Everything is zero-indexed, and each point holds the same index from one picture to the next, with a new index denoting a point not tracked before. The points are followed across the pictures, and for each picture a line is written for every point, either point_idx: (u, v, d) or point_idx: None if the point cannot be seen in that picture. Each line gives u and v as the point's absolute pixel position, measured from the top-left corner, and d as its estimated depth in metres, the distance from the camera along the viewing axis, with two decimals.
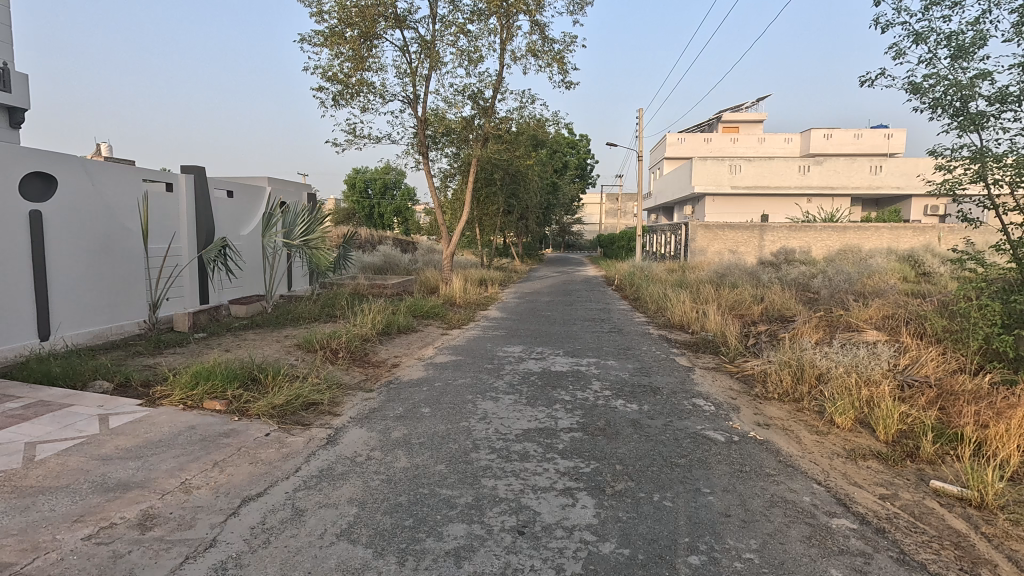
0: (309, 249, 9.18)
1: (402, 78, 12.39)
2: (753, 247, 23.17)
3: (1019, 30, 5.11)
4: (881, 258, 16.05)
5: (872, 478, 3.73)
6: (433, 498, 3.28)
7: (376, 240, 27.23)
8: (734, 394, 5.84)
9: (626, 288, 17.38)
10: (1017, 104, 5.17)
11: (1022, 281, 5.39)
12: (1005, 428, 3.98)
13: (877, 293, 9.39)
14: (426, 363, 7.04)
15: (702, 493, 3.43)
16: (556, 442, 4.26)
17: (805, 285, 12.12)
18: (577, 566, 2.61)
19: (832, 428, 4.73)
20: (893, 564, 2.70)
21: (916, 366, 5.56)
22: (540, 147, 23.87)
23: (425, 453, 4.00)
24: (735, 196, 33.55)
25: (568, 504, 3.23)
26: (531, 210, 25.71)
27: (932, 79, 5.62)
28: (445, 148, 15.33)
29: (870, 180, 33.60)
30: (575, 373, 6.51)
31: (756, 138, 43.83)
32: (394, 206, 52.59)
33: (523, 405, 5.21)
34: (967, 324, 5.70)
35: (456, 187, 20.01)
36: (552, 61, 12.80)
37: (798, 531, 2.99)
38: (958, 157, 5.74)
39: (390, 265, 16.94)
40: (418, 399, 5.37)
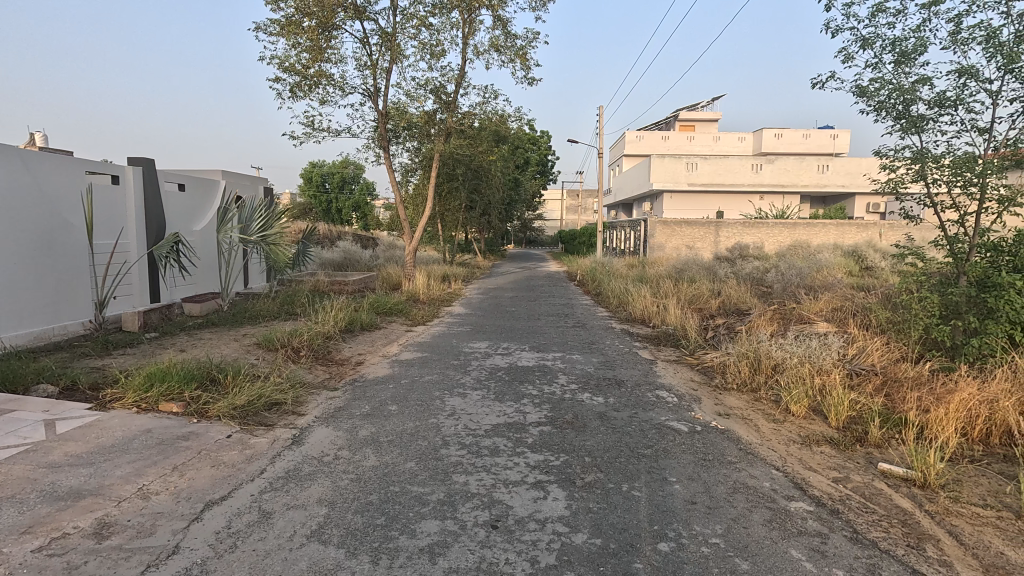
0: (267, 245, 8.93)
1: (361, 70, 12.20)
2: (709, 242, 23.74)
3: (955, 38, 5.44)
4: (828, 254, 16.71)
5: (825, 462, 3.92)
6: (404, 496, 3.26)
7: (336, 236, 26.72)
8: (695, 385, 6.03)
9: (588, 283, 17.58)
10: (954, 108, 5.51)
11: (957, 275, 5.77)
12: (945, 411, 4.25)
13: (825, 287, 9.83)
14: (391, 360, 6.96)
15: (668, 482, 3.53)
16: (526, 436, 4.30)
17: (759, 279, 12.55)
18: (551, 558, 2.65)
19: (788, 416, 4.95)
20: (846, 543, 2.85)
21: (863, 356, 5.86)
22: (502, 142, 23.90)
23: (394, 451, 3.96)
24: (691, 193, 34.40)
25: (540, 497, 3.28)
26: (492, 206, 25.71)
27: (877, 82, 5.93)
28: (406, 143, 15.15)
29: (818, 178, 34.96)
30: (541, 368, 6.57)
31: (711, 137, 45.06)
32: (353, 200, 51.62)
33: (492, 400, 5.22)
34: (908, 314, 6.04)
35: (418, 181, 19.83)
36: (515, 56, 12.83)
37: (759, 515, 3.13)
38: (901, 158, 6.08)
39: (350, 261, 16.65)
40: (384, 397, 5.31)
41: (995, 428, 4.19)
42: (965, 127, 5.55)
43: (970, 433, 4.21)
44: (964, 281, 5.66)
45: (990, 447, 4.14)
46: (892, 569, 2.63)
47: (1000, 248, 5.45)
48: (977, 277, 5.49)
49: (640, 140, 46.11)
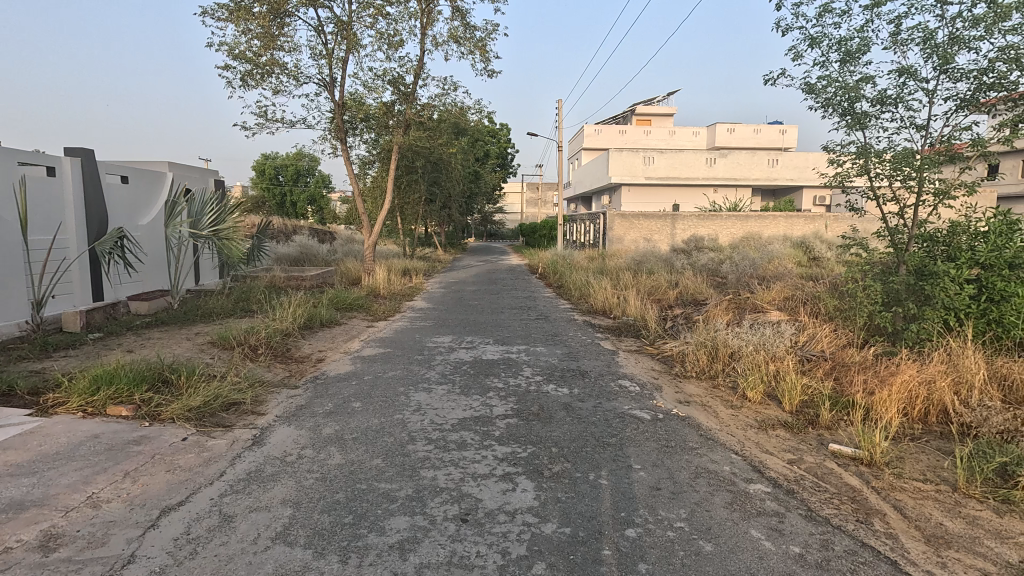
0: (219, 240, 8.60)
1: (316, 59, 11.87)
2: (666, 235, 24.24)
3: (895, 38, 5.72)
4: (777, 245, 17.35)
5: (780, 445, 4.09)
6: (372, 493, 3.22)
7: (292, 231, 25.96)
8: (656, 374, 6.19)
9: (549, 275, 17.72)
10: (894, 106, 5.81)
11: (897, 264, 6.11)
12: (888, 393, 4.50)
13: (777, 277, 10.21)
14: (353, 357, 6.84)
15: (633, 470, 3.61)
16: (493, 429, 4.31)
17: (714, 270, 12.92)
18: (522, 548, 2.67)
19: (744, 402, 5.13)
20: (802, 521, 2.99)
21: (813, 342, 6.13)
22: (462, 135, 23.77)
23: (360, 448, 3.89)
24: (648, 187, 35.08)
25: (509, 489, 3.30)
26: (452, 199, 25.51)
27: (825, 80, 6.17)
28: (363, 134, 14.84)
29: (768, 172, 36.18)
30: (506, 360, 6.60)
31: (667, 131, 46.02)
32: (309, 193, 50.13)
33: (457, 394, 5.21)
34: (854, 301, 6.35)
35: (376, 174, 19.52)
36: (474, 48, 12.73)
37: (721, 498, 3.24)
38: (846, 153, 6.36)
39: (307, 255, 16.21)
40: (347, 394, 5.22)
41: (933, 407, 4.46)
42: (905, 124, 5.86)
43: (911, 413, 4.47)
44: (903, 269, 5.99)
45: (928, 425, 4.41)
46: (844, 543, 2.78)
47: (936, 239, 5.81)
48: (916, 265, 5.81)
49: (598, 134, 46.67)
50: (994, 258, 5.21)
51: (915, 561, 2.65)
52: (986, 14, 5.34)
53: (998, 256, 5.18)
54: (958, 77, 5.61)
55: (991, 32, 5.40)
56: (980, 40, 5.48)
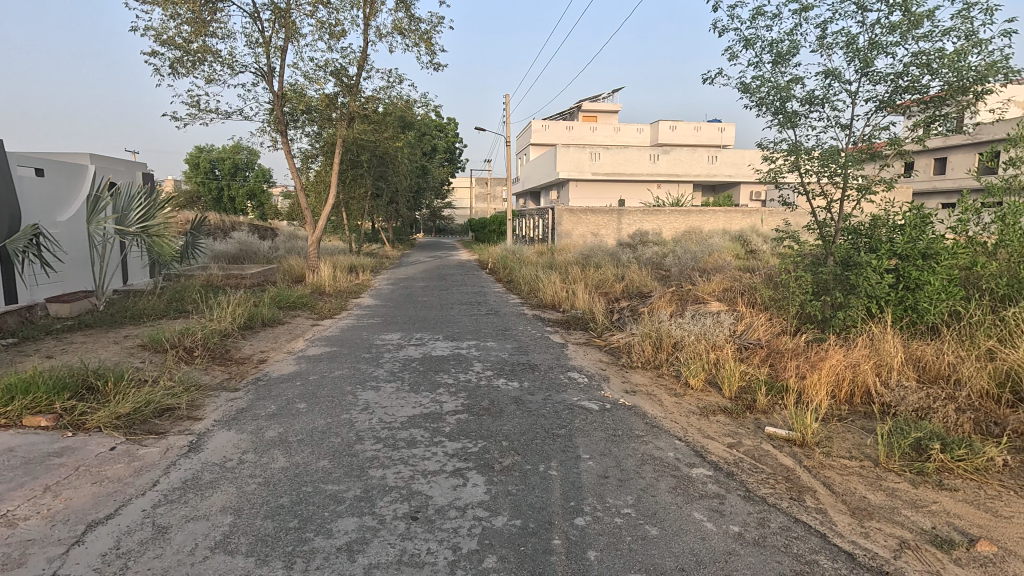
0: (149, 237, 8.11)
1: (252, 48, 11.38)
2: (612, 229, 24.73)
3: (822, 42, 6.04)
4: (716, 238, 18.04)
5: (721, 430, 4.28)
6: (318, 495, 3.13)
7: (230, 226, 24.85)
8: (603, 365, 6.32)
9: (499, 271, 17.75)
10: (821, 106, 6.14)
11: (825, 256, 6.49)
12: (818, 377, 4.78)
13: (717, 269, 10.61)
14: (297, 356, 6.62)
15: (582, 460, 3.67)
16: (443, 425, 4.28)
17: (658, 263, 13.32)
18: (472, 543, 2.67)
19: (687, 389, 5.32)
20: (741, 501, 3.13)
21: (750, 331, 6.42)
22: (408, 128, 23.42)
23: (305, 450, 3.79)
24: (595, 182, 35.69)
25: (459, 484, 3.29)
26: (399, 194, 25.09)
27: (758, 80, 6.45)
28: (304, 127, 14.35)
29: (707, 168, 37.55)
30: (456, 356, 6.56)
31: (612, 127, 46.92)
32: (247, 188, 47.91)
33: (407, 392, 5.14)
34: (787, 291, 6.69)
35: (319, 167, 18.94)
36: (419, 40, 12.53)
37: (665, 483, 3.35)
38: (779, 150, 6.68)
39: (247, 253, 15.57)
40: (291, 395, 5.05)
41: (857, 389, 4.76)
42: (831, 123, 6.21)
43: (838, 395, 4.75)
44: (831, 261, 6.37)
45: (854, 406, 4.70)
46: (779, 520, 2.93)
47: (860, 231, 6.19)
48: (842, 257, 6.18)
49: (546, 129, 47.12)
50: (910, 249, 5.61)
51: (842, 533, 2.82)
52: (901, 21, 5.73)
53: (913, 246, 5.59)
54: (877, 79, 5.98)
55: (906, 38, 5.79)
56: (896, 45, 5.86)
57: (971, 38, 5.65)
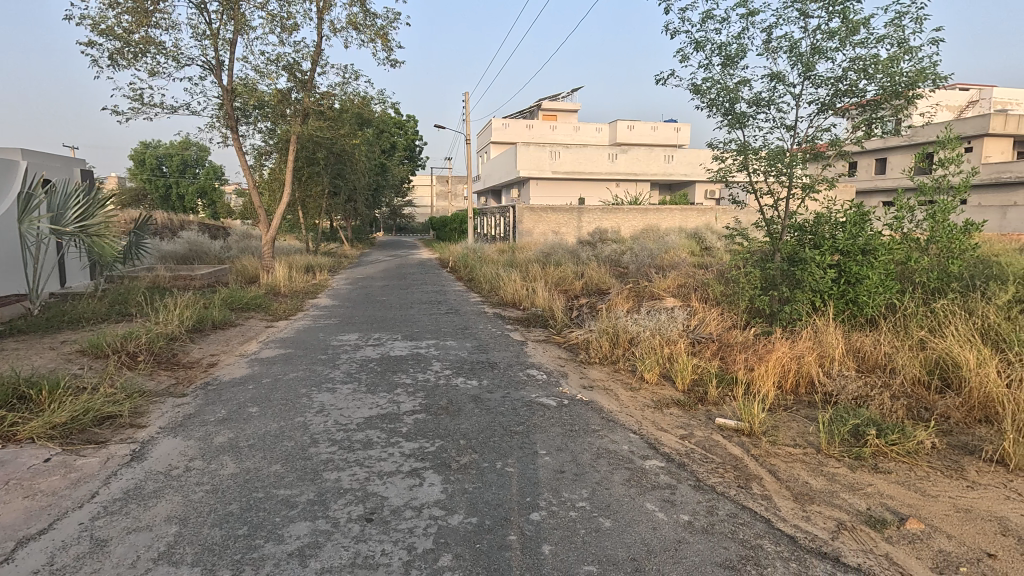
0: (88, 237, 7.72)
1: (199, 40, 10.96)
2: (573, 227, 24.97)
3: (767, 46, 6.26)
4: (673, 236, 18.43)
5: (674, 422, 4.39)
6: (269, 501, 3.06)
7: (179, 225, 23.90)
8: (562, 362, 6.39)
9: (460, 269, 17.68)
10: (767, 108, 6.37)
11: (773, 252, 6.75)
12: (765, 369, 4.97)
13: (673, 266, 10.86)
14: (249, 359, 6.43)
15: (539, 456, 3.71)
16: (400, 426, 4.24)
17: (616, 261, 13.54)
18: (428, 542, 2.67)
19: (643, 383, 5.45)
20: (691, 491, 3.23)
21: (703, 326, 6.61)
22: (365, 125, 23.05)
23: (256, 455, 3.69)
24: (555, 181, 35.98)
25: (416, 484, 3.27)
26: (358, 192, 24.68)
27: (708, 82, 6.64)
28: (257, 123, 13.93)
29: (665, 167, 38.39)
30: (414, 356, 6.51)
31: (571, 126, 47.40)
32: (197, 185, 46.14)
33: (364, 393, 5.07)
34: (737, 286, 6.93)
35: (273, 165, 18.42)
36: (375, 36, 12.34)
37: (620, 475, 3.42)
38: (728, 150, 6.90)
39: (196, 253, 15.00)
40: (243, 399, 4.90)
41: (802, 379, 4.97)
42: (776, 124, 6.45)
43: (784, 385, 4.95)
44: (778, 257, 6.62)
45: (799, 395, 4.90)
46: (726, 507, 3.04)
47: (804, 229, 6.44)
48: (788, 253, 6.44)
49: (506, 128, 47.23)
50: (850, 246, 5.88)
51: (785, 517, 2.95)
52: (839, 28, 6.00)
53: (853, 243, 5.87)
54: (818, 83, 6.25)
55: (844, 44, 6.07)
56: (835, 51, 6.14)
57: (902, 45, 5.98)
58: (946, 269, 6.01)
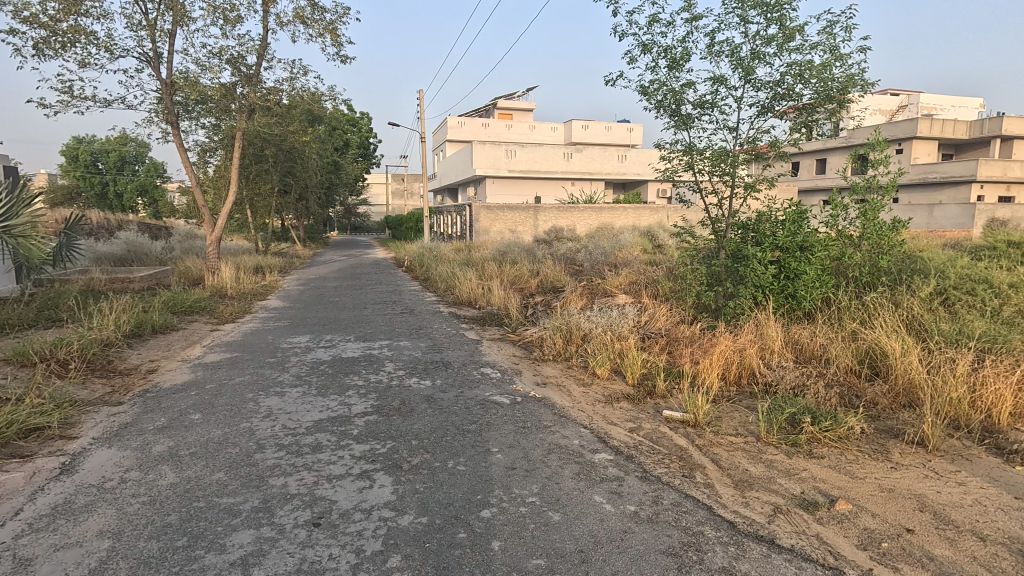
0: (12, 237, 7.15)
1: (135, 31, 10.44)
2: (529, 226, 25.12)
3: (710, 50, 6.48)
4: (626, 234, 18.83)
5: (623, 415, 4.51)
6: (211, 510, 2.96)
7: (117, 224, 22.69)
8: (516, 360, 6.43)
9: (415, 269, 17.50)
10: (711, 110, 6.60)
11: (718, 250, 7.00)
12: (710, 362, 5.15)
13: (626, 263, 11.09)
14: (192, 364, 6.18)
15: (491, 453, 3.73)
16: (351, 428, 4.18)
17: (571, 258, 13.73)
18: (376, 544, 2.64)
19: (594, 378, 5.56)
20: (638, 482, 3.33)
21: (653, 321, 6.79)
22: (316, 122, 22.48)
23: (198, 463, 3.55)
24: (511, 180, 36.09)
25: (366, 487, 3.23)
26: (310, 190, 24.06)
27: (655, 84, 6.82)
28: (200, 118, 13.38)
29: (619, 167, 39.11)
30: (367, 357, 6.41)
31: (527, 125, 47.65)
32: (137, 182, 43.86)
33: (313, 396, 4.97)
34: (685, 283, 7.15)
35: (219, 163, 17.72)
36: (324, 31, 12.05)
37: (570, 469, 3.49)
38: (675, 151, 7.11)
39: (136, 254, 14.28)
40: (184, 406, 4.71)
41: (744, 371, 5.18)
42: (719, 126, 6.69)
43: (727, 377, 5.15)
44: (722, 254, 6.87)
45: (741, 386, 5.10)
46: (671, 496, 3.14)
47: (747, 226, 6.70)
48: (732, 250, 6.69)
49: (462, 126, 47.04)
50: (789, 243, 6.16)
51: (726, 503, 3.08)
52: (776, 34, 6.27)
53: (791, 240, 6.14)
54: (758, 86, 6.52)
55: (780, 50, 6.36)
56: (773, 56, 6.42)
57: (834, 52, 6.31)
58: (876, 265, 6.39)
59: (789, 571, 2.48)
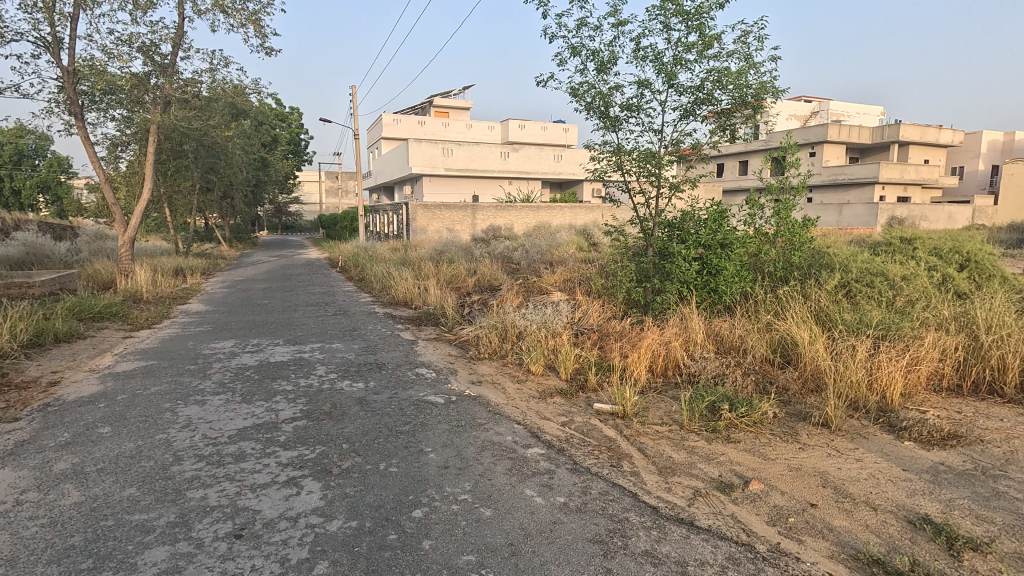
0: None
1: (30, 13, 9.56)
2: (467, 225, 25.02)
3: (636, 55, 6.71)
4: (562, 233, 19.15)
5: (556, 410, 4.61)
6: (121, 528, 2.78)
7: (13, 224, 20.67)
8: (451, 359, 6.42)
9: (350, 269, 17.04)
10: (637, 112, 6.84)
11: (647, 247, 7.27)
12: (638, 355, 5.36)
13: (561, 262, 11.28)
14: (102, 374, 5.75)
15: (424, 453, 3.71)
16: (278, 435, 4.03)
17: (508, 257, 13.81)
18: (302, 552, 2.58)
19: (529, 375, 5.65)
20: (568, 474, 3.42)
21: (586, 317, 6.96)
22: (241, 117, 21.42)
23: (107, 479, 3.32)
24: (449, 178, 35.84)
25: (292, 494, 3.13)
26: (235, 188, 22.90)
27: (585, 86, 6.99)
28: (109, 110, 12.44)
29: (555, 167, 39.71)
30: (297, 361, 6.20)
31: (463, 124, 47.47)
32: (37, 178, 40.12)
33: (237, 403, 4.75)
34: (616, 279, 7.37)
35: (132, 158, 16.54)
36: (247, 22, 11.51)
37: (502, 465, 3.53)
38: (604, 151, 7.32)
39: (36, 257, 13.09)
40: (92, 419, 4.38)
41: (670, 362, 5.41)
42: (645, 128, 6.94)
43: (654, 369, 5.37)
44: (651, 251, 7.14)
45: (667, 377, 5.33)
46: (599, 486, 3.25)
47: (673, 225, 7.00)
48: (659, 248, 6.96)
49: (397, 124, 46.24)
50: (711, 240, 6.48)
51: (650, 490, 3.22)
52: (696, 42, 6.59)
53: (712, 237, 6.47)
54: (680, 91, 6.82)
55: (700, 57, 6.68)
56: (693, 62, 6.74)
57: (748, 60, 6.70)
58: (789, 261, 6.85)
59: (706, 549, 2.63)
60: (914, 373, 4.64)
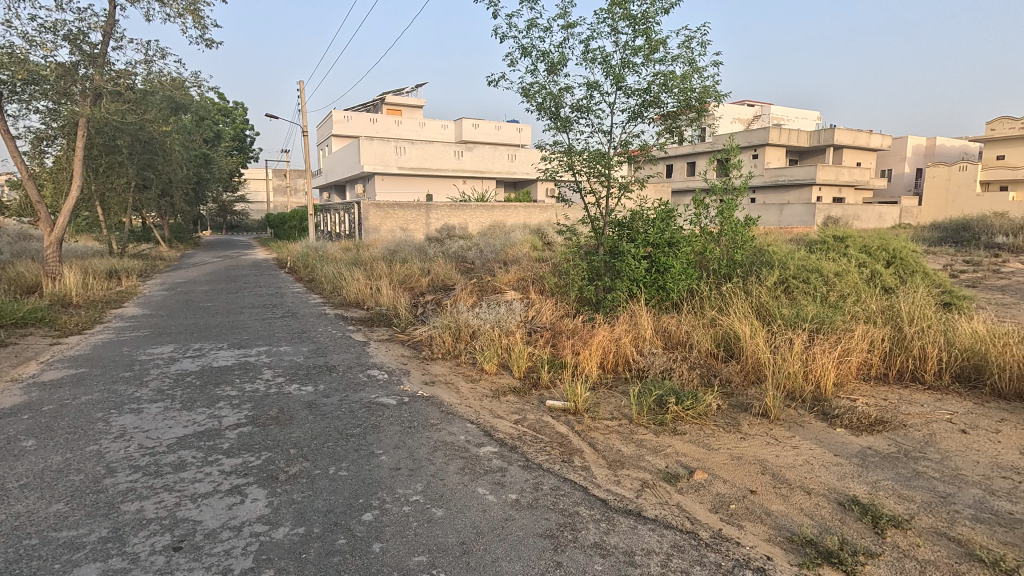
0: None
1: None
2: (421, 224, 24.76)
3: (585, 57, 6.82)
4: (517, 232, 19.23)
5: (509, 408, 4.63)
6: (46, 547, 2.61)
7: None
8: (404, 360, 6.35)
9: (299, 270, 16.56)
10: (587, 113, 6.95)
11: (598, 246, 7.40)
12: (589, 352, 5.46)
13: (514, 261, 11.31)
14: (25, 384, 5.37)
15: (375, 456, 3.66)
16: (221, 442, 3.89)
17: (462, 257, 13.75)
18: (247, 562, 2.50)
19: (482, 374, 5.65)
20: (520, 471, 3.45)
21: (539, 316, 7.03)
22: (180, 111, 20.44)
23: (31, 496, 3.12)
24: (402, 177, 35.36)
25: (236, 502, 3.03)
26: (175, 187, 21.85)
27: (536, 87, 7.04)
28: (32, 102, 11.63)
29: (509, 167, 39.82)
30: (242, 365, 5.98)
31: (416, 122, 46.93)
32: None
33: (177, 411, 4.54)
34: (568, 278, 7.48)
35: (58, 153, 15.51)
36: (185, 12, 11.01)
37: (454, 465, 3.52)
38: (556, 151, 7.40)
39: None
40: (14, 432, 4.09)
41: (620, 358, 5.54)
42: (595, 129, 7.06)
43: (605, 365, 5.48)
44: (602, 251, 7.28)
45: (617, 373, 5.46)
46: (550, 482, 3.30)
47: (623, 224, 7.16)
48: (610, 247, 7.11)
49: (348, 121, 45.24)
50: (659, 239, 6.67)
51: (600, 483, 3.29)
52: (643, 46, 6.76)
53: (660, 236, 6.66)
54: (628, 93, 6.98)
55: (647, 61, 6.86)
56: (640, 66, 6.91)
57: (692, 65, 6.94)
58: (733, 259, 7.13)
59: (652, 539, 2.70)
60: (845, 363, 4.92)
